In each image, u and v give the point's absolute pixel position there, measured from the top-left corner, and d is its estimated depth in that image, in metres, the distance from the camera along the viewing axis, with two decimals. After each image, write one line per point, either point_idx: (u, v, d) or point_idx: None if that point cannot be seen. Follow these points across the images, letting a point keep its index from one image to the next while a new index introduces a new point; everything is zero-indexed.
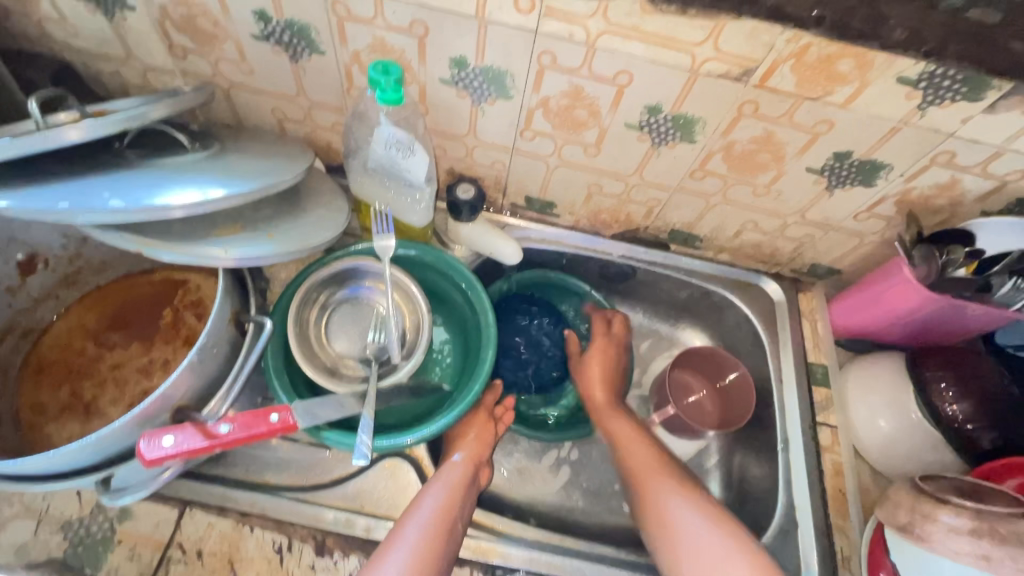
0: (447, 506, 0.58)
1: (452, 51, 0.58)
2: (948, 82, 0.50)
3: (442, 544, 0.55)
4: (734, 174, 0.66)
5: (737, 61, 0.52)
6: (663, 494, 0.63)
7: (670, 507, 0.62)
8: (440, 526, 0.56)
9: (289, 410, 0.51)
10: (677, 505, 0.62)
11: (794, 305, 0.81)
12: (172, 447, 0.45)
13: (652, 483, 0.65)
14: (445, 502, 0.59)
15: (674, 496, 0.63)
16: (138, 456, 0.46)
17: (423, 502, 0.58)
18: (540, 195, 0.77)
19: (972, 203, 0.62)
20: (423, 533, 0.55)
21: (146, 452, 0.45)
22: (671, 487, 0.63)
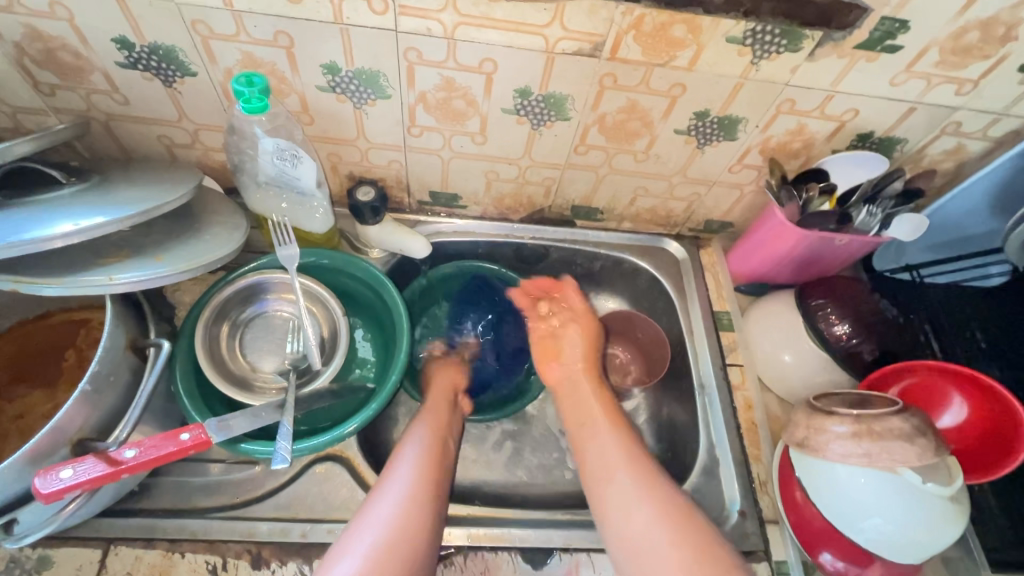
0: (431, 443, 0.67)
1: (322, 58, 0.60)
2: (770, 36, 0.56)
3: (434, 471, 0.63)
4: (613, 144, 0.70)
5: (585, 38, 0.56)
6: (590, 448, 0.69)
7: (617, 498, 0.61)
8: (432, 459, 0.65)
9: (200, 427, 0.52)
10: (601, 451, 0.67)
11: (696, 260, 0.87)
12: (70, 479, 0.45)
13: (585, 449, 0.69)
14: (429, 439, 0.67)
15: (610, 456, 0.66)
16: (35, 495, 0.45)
17: (410, 441, 0.66)
18: (443, 189, 0.80)
19: (822, 143, 0.69)
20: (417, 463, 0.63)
21: (42, 488, 0.44)
22: (626, 475, 0.63)
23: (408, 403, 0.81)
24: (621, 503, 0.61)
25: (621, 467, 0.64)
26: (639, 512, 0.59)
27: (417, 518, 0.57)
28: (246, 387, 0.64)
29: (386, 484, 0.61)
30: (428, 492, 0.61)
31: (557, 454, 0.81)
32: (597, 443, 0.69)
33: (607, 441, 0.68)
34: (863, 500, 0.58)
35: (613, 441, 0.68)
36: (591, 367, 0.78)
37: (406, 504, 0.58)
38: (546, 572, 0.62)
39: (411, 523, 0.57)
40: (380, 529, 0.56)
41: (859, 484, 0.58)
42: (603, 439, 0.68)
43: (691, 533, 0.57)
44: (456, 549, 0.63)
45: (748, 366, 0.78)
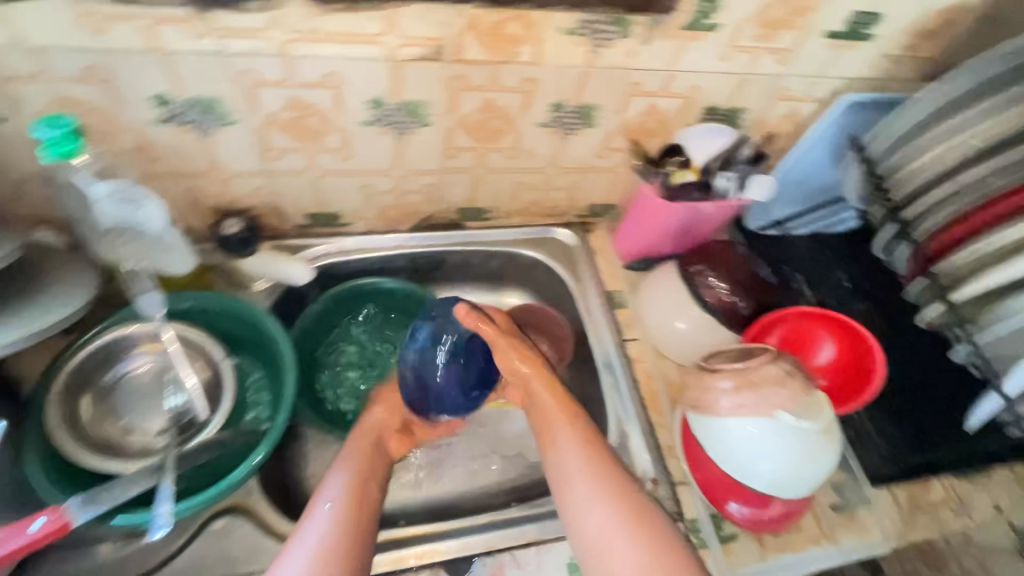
0: (352, 489, 0.58)
1: (149, 90, 0.55)
2: (601, 25, 0.58)
3: (353, 525, 0.55)
4: (481, 144, 0.71)
5: (425, 43, 0.56)
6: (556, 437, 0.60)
7: (577, 501, 0.55)
8: (355, 508, 0.57)
9: (55, 512, 0.47)
10: (570, 443, 0.59)
11: (586, 245, 0.89)
12: None
13: (552, 438, 0.61)
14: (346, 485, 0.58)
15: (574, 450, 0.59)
16: None
17: (328, 489, 0.58)
18: (321, 209, 0.77)
19: (676, 120, 0.73)
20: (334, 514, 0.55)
21: None
22: (586, 483, 0.56)
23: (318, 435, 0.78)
24: (586, 508, 0.55)
25: (581, 472, 0.57)
26: (604, 511, 0.54)
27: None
28: (119, 453, 0.59)
29: (296, 546, 0.53)
30: (347, 552, 0.53)
31: (479, 457, 0.81)
32: (557, 452, 0.59)
33: (565, 447, 0.59)
34: (755, 448, 0.62)
35: (573, 442, 0.59)
36: (536, 364, 0.64)
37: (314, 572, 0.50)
38: None
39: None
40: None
41: (749, 434, 0.62)
42: (565, 444, 0.59)
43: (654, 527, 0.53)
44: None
45: (645, 339, 0.82)
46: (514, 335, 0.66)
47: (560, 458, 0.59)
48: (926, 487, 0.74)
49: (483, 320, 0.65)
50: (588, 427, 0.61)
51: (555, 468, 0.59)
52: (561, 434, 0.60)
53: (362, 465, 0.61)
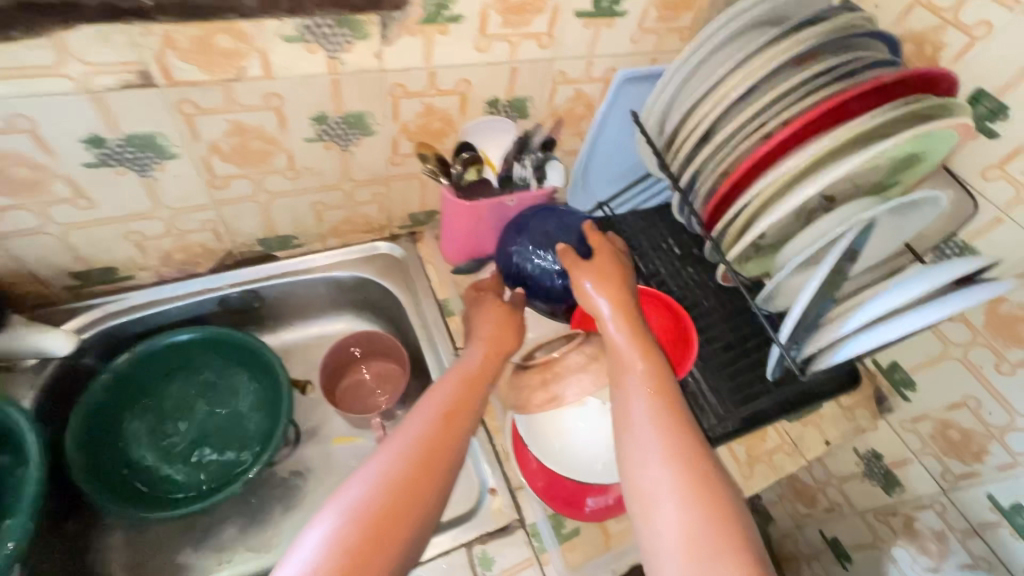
0: (456, 423, 0.48)
1: None
2: (327, 28, 0.54)
3: (427, 468, 0.44)
4: (250, 169, 0.65)
5: (123, 68, 0.50)
6: (631, 379, 0.51)
7: (642, 446, 0.46)
8: (419, 467, 0.44)
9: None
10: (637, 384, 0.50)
11: (415, 256, 0.86)
12: None
13: (626, 386, 0.51)
14: (453, 401, 0.50)
15: (643, 394, 0.49)
16: None
17: (405, 428, 0.46)
18: (85, 266, 0.68)
19: (460, 117, 0.71)
20: (413, 444, 0.45)
21: None
22: (674, 467, 0.44)
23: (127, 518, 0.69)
24: (664, 498, 0.43)
25: (650, 418, 0.47)
26: (677, 495, 0.43)
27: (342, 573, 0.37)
28: None
29: (333, 499, 0.41)
30: (387, 520, 0.40)
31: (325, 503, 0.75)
32: (623, 394, 0.50)
33: (652, 417, 0.47)
34: (570, 441, 0.60)
35: (659, 422, 0.47)
36: (625, 313, 0.57)
37: (338, 550, 0.38)
38: None
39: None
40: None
41: (579, 428, 0.60)
42: (637, 390, 0.50)
43: (734, 537, 0.41)
44: None
45: None
46: (621, 271, 0.61)
47: (637, 429, 0.48)
48: (761, 437, 0.76)
49: (570, 252, 0.63)
50: (668, 379, 0.51)
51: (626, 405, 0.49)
52: (644, 392, 0.49)
53: (461, 387, 0.52)
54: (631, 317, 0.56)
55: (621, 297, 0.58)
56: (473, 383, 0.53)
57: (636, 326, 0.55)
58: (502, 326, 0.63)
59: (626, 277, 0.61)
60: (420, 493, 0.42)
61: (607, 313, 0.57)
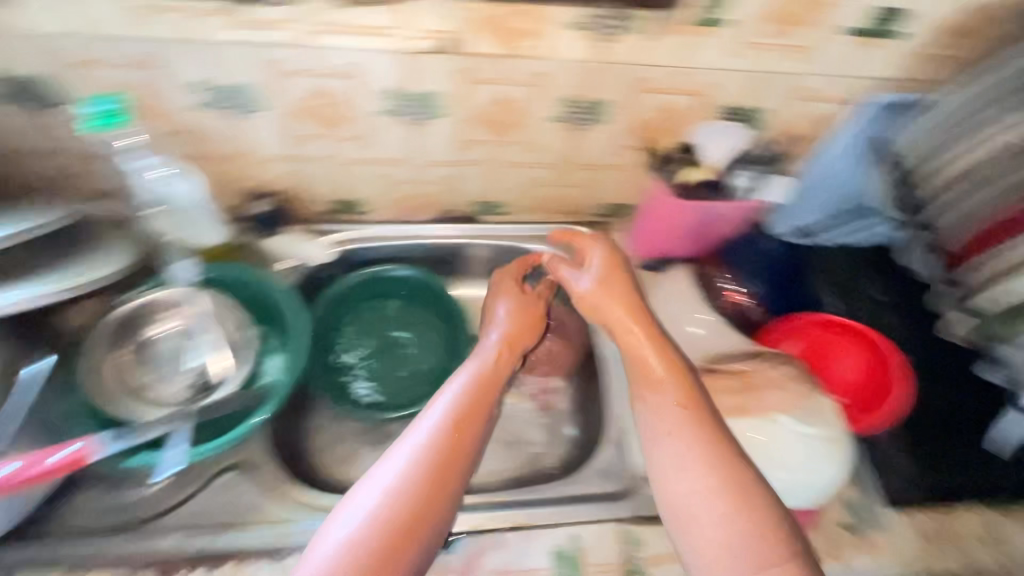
0: (456, 420, 0.54)
1: (193, 77, 0.62)
2: (609, 20, 0.59)
3: (453, 454, 0.52)
4: (495, 137, 0.73)
5: (440, 35, 0.60)
6: (643, 390, 0.57)
7: (664, 455, 0.52)
8: (426, 465, 0.50)
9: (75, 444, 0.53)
10: (653, 398, 0.55)
11: (602, 244, 0.89)
12: None
13: (656, 391, 0.56)
14: (464, 403, 0.56)
15: (655, 406, 0.55)
16: None
17: (416, 428, 0.53)
18: (344, 196, 0.81)
19: (691, 118, 0.73)
20: (427, 448, 0.51)
21: None
22: (699, 477, 0.49)
23: (327, 410, 0.82)
24: (695, 514, 0.48)
25: (667, 432, 0.53)
26: (709, 507, 0.48)
27: (368, 558, 0.44)
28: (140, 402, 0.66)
29: (353, 502, 0.48)
30: (421, 506, 0.48)
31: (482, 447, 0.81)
32: (645, 407, 0.56)
33: (679, 435, 0.52)
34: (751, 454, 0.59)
35: (680, 443, 0.51)
36: (634, 311, 0.63)
37: (358, 540, 0.45)
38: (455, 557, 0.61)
39: (363, 562, 0.44)
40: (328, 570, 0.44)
41: (755, 441, 0.59)
42: (653, 401, 0.55)
43: (773, 534, 0.46)
44: None
45: None
46: (624, 275, 0.67)
47: (661, 452, 0.52)
48: None
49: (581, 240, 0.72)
50: (690, 385, 0.56)
51: (650, 429, 0.54)
52: (664, 410, 0.54)
53: (476, 390, 0.58)
54: (648, 323, 0.62)
55: (626, 294, 0.65)
56: (484, 390, 0.59)
57: (654, 338, 0.60)
58: (516, 329, 0.68)
59: (628, 278, 0.67)
60: (440, 480, 0.50)
61: (632, 314, 0.63)
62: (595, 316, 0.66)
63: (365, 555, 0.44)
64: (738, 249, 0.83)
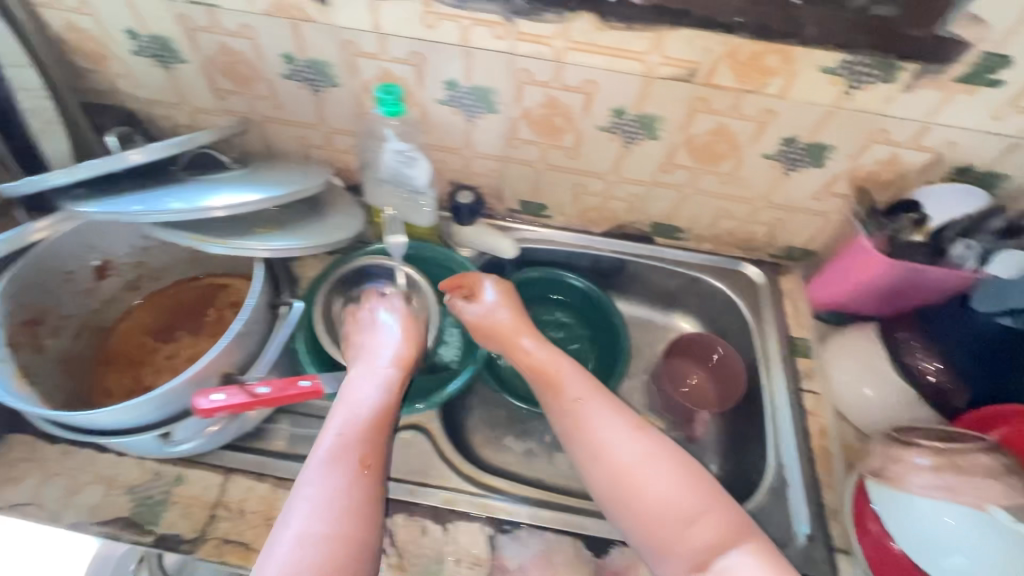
0: (386, 401, 0.62)
1: (445, 76, 0.69)
2: (864, 68, 0.58)
3: (379, 425, 0.59)
4: (699, 165, 0.74)
5: (682, 64, 0.62)
6: (548, 396, 0.66)
7: (605, 444, 0.60)
8: (372, 423, 0.59)
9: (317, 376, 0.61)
10: (584, 406, 0.63)
11: (774, 286, 0.87)
12: (222, 400, 0.55)
13: (563, 404, 0.64)
14: (381, 389, 0.63)
15: (599, 416, 0.62)
16: (195, 412, 0.56)
17: (354, 398, 0.61)
18: (533, 198, 0.86)
19: (917, 175, 0.69)
20: (334, 445, 0.56)
21: (201, 404, 0.55)
22: (637, 452, 0.59)
23: (482, 393, 0.87)
24: (652, 481, 0.58)
25: (595, 414, 0.62)
26: (660, 476, 0.58)
27: (364, 487, 0.54)
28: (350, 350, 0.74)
29: (297, 500, 0.52)
30: (358, 503, 0.53)
31: None
32: (556, 406, 0.65)
33: (603, 425, 0.61)
34: (946, 539, 0.56)
35: (620, 428, 0.61)
36: (527, 328, 0.72)
37: (343, 475, 0.54)
38: (605, 562, 0.64)
39: (359, 482, 0.54)
40: (327, 496, 0.52)
41: (945, 524, 0.56)
42: (589, 404, 0.63)
43: (702, 497, 0.57)
44: (522, 525, 0.65)
45: (824, 395, 0.77)
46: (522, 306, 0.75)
47: (602, 434, 0.61)
48: None
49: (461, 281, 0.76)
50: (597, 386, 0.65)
51: (574, 418, 0.63)
52: (579, 403, 0.64)
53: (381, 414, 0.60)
54: (537, 336, 0.72)
55: (512, 317, 0.73)
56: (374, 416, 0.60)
57: (553, 355, 0.69)
58: (410, 347, 0.70)
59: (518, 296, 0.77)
60: (382, 436, 0.59)
61: (517, 334, 0.72)
62: (491, 333, 0.73)
63: (355, 488, 0.53)
64: (948, 312, 0.72)
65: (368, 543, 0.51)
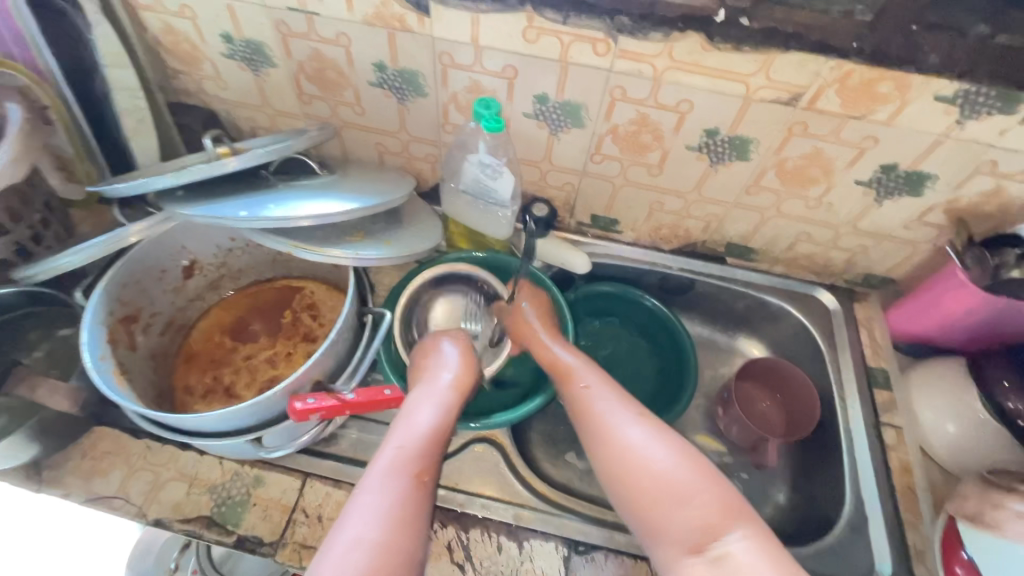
0: (442, 418, 0.60)
1: (536, 90, 0.69)
2: (982, 98, 0.56)
3: (436, 441, 0.58)
4: (787, 188, 0.73)
5: (786, 87, 0.61)
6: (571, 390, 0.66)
7: (608, 433, 0.59)
8: (428, 440, 0.57)
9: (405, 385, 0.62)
10: (595, 396, 0.63)
11: (850, 313, 0.85)
12: (317, 404, 0.56)
13: (576, 397, 0.64)
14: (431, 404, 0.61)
15: (612, 407, 0.62)
16: (290, 415, 0.56)
17: (411, 416, 0.60)
18: (605, 213, 0.86)
19: (1021, 208, 0.66)
20: (386, 460, 0.54)
21: (297, 408, 0.55)
22: (641, 436, 0.58)
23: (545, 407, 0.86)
24: (653, 469, 0.55)
25: (597, 406, 0.62)
26: (660, 456, 0.56)
27: (412, 498, 0.52)
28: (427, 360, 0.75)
29: (343, 522, 0.50)
30: (402, 518, 0.50)
31: None
32: (574, 397, 0.65)
33: (607, 417, 0.61)
34: None
35: (627, 417, 0.60)
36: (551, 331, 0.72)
37: (395, 486, 0.52)
38: None
39: (412, 494, 0.52)
40: (372, 505, 0.50)
41: None
42: (598, 395, 0.63)
43: (705, 478, 0.54)
44: (597, 548, 0.64)
45: (906, 430, 0.74)
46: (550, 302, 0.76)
47: (608, 423, 0.60)
48: None
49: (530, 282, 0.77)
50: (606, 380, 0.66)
51: (581, 410, 0.63)
52: (595, 398, 0.63)
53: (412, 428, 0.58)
54: (556, 337, 0.71)
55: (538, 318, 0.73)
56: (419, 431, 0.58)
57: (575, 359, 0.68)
58: (467, 371, 0.67)
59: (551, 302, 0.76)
60: (435, 451, 0.57)
61: (542, 335, 0.71)
62: (519, 332, 0.73)
63: (407, 500, 0.51)
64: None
65: (414, 557, 0.48)
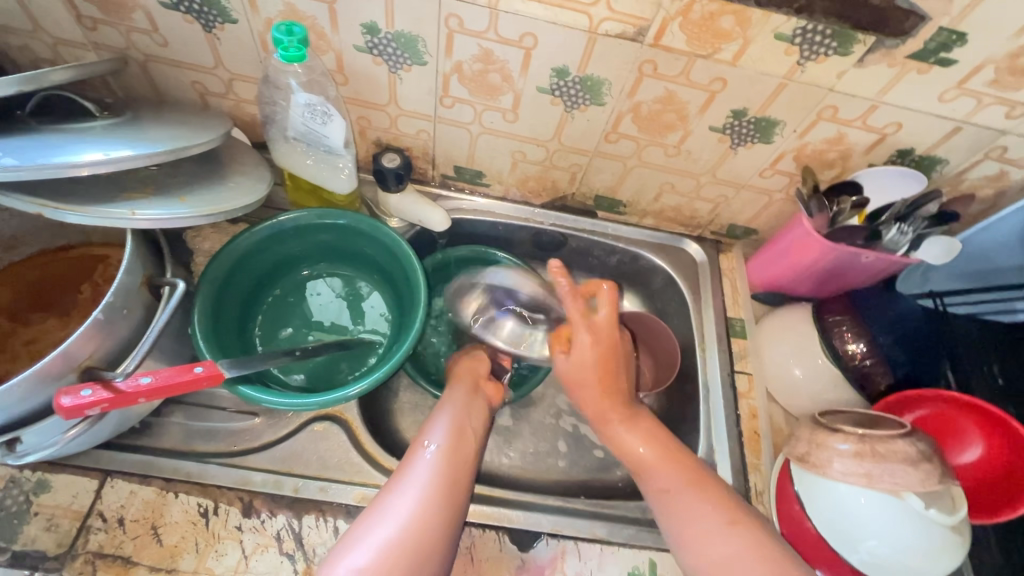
0: (466, 409, 0.63)
1: (363, 17, 0.59)
2: (820, 37, 0.54)
3: (464, 428, 0.60)
4: (645, 135, 0.69)
5: (630, 21, 0.55)
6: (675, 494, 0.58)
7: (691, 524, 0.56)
8: (457, 435, 0.59)
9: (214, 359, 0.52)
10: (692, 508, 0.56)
11: (714, 264, 0.85)
12: (92, 395, 0.46)
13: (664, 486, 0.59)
14: (466, 403, 0.63)
15: (688, 502, 0.57)
16: (57, 411, 0.46)
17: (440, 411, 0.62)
18: (469, 164, 0.79)
19: (860, 155, 0.67)
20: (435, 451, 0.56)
21: (65, 403, 0.44)
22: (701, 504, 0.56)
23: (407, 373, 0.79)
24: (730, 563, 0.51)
25: (693, 504, 0.57)
26: (724, 545, 0.53)
27: (453, 476, 0.55)
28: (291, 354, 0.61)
29: (390, 503, 0.52)
30: (443, 496, 0.53)
31: (555, 442, 0.80)
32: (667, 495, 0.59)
33: (686, 505, 0.57)
34: (858, 519, 0.57)
35: (713, 514, 0.55)
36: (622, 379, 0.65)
37: (437, 470, 0.55)
38: (533, 555, 0.61)
39: (448, 480, 0.54)
40: (417, 494, 0.53)
41: (859, 505, 0.57)
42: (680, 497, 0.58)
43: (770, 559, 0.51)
44: None
45: (757, 377, 0.77)
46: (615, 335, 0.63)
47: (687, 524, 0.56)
48: None
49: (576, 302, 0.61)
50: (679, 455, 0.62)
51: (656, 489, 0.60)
52: (673, 488, 0.59)
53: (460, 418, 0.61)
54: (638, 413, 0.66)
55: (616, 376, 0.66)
56: (465, 420, 0.61)
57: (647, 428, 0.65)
58: (477, 365, 0.69)
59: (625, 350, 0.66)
60: (468, 438, 0.60)
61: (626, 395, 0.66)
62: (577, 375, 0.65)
63: (443, 476, 0.55)
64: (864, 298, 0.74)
65: (454, 529, 0.52)
